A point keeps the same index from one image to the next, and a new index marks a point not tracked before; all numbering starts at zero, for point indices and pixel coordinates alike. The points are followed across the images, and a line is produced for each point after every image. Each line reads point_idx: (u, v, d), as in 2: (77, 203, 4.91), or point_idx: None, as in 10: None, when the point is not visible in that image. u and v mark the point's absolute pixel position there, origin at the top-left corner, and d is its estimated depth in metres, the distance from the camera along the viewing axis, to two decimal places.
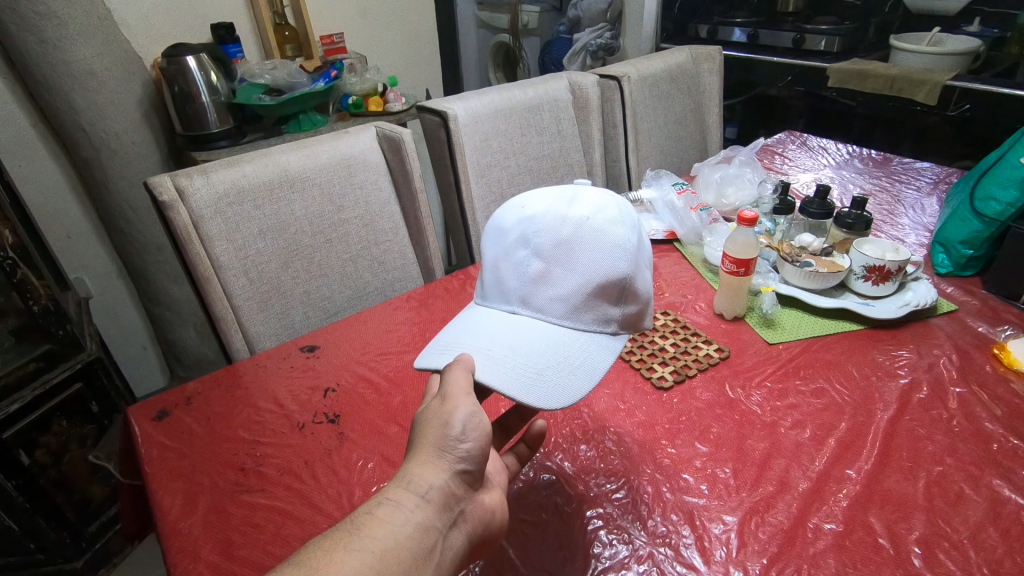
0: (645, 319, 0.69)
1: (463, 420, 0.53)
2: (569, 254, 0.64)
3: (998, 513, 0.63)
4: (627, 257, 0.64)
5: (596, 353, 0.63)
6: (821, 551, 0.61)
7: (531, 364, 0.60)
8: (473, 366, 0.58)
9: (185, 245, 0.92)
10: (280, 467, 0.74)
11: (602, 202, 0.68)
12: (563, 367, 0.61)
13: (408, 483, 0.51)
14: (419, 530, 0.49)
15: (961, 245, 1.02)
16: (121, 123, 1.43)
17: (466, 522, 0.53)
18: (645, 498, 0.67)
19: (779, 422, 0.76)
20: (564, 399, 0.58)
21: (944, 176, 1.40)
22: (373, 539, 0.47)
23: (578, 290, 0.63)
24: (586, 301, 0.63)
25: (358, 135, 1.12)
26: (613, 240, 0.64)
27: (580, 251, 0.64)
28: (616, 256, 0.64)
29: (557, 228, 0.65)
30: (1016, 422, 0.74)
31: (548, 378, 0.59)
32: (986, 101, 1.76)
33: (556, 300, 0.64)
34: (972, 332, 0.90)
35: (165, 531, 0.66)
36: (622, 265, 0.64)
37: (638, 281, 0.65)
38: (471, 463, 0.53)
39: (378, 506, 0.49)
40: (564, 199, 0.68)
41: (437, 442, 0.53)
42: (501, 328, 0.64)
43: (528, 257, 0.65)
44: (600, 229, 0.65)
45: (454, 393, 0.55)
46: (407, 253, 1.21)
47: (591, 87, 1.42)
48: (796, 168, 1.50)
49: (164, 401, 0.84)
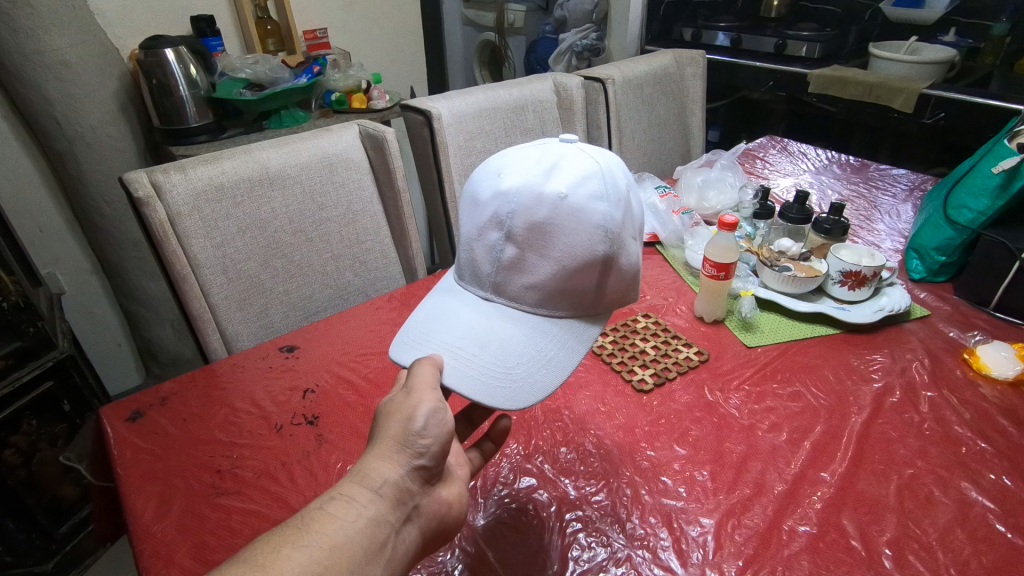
0: (632, 289, 0.67)
1: (424, 416, 0.54)
2: (545, 238, 0.61)
3: (965, 514, 0.65)
4: (608, 238, 0.61)
5: (568, 342, 0.63)
6: (795, 553, 0.62)
7: (498, 363, 0.60)
8: (440, 363, 0.59)
9: (161, 243, 0.91)
10: (257, 469, 0.73)
11: (586, 172, 0.62)
12: (532, 362, 0.61)
13: (364, 478, 0.53)
14: (371, 525, 0.50)
15: (935, 252, 1.04)
16: (96, 115, 1.40)
17: (421, 517, 0.55)
18: (624, 501, 0.68)
19: (756, 425, 0.77)
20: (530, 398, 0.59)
21: (919, 182, 1.43)
22: (323, 535, 0.48)
23: (552, 278, 0.61)
24: (561, 288, 0.62)
25: (341, 133, 1.11)
26: (593, 220, 0.61)
27: (555, 235, 0.61)
28: (595, 239, 0.61)
29: (532, 207, 0.61)
30: (984, 426, 0.76)
31: (515, 375, 0.60)
32: (960, 109, 1.81)
33: (530, 289, 0.62)
34: (943, 337, 0.92)
35: (137, 535, 0.65)
36: (601, 249, 0.61)
37: (620, 259, 0.62)
38: (430, 460, 0.55)
39: (331, 501, 0.51)
40: (543, 170, 0.63)
41: (397, 437, 0.54)
42: (473, 320, 0.63)
43: (502, 241, 0.62)
44: (580, 208, 0.61)
45: (419, 387, 0.56)
46: (389, 253, 1.20)
47: (576, 89, 1.42)
48: (777, 172, 1.52)
49: (138, 401, 0.82)
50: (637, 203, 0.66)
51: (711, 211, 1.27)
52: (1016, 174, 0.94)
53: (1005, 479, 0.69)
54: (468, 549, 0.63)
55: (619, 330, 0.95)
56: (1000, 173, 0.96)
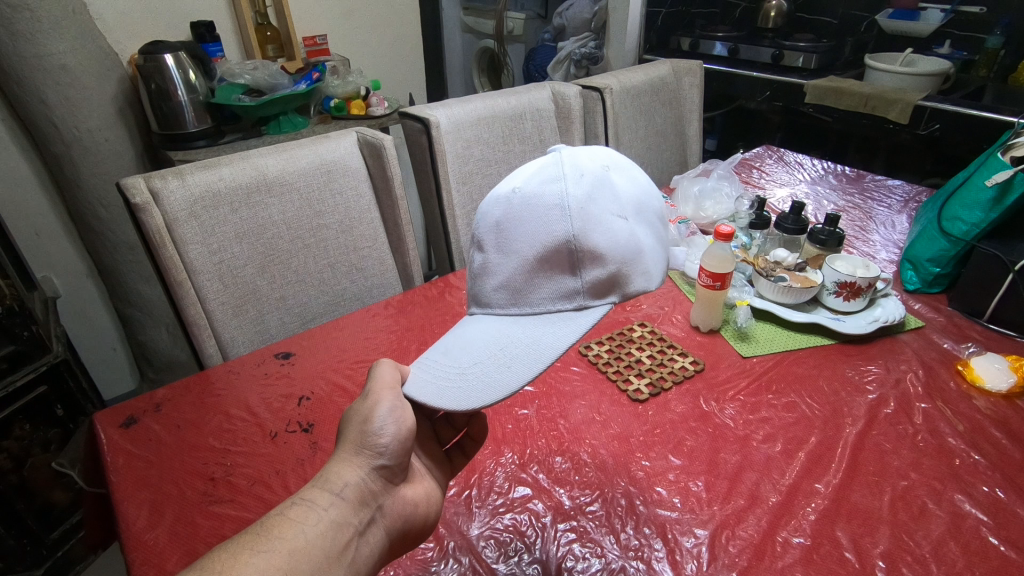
0: (625, 275, 0.61)
1: (383, 415, 0.57)
2: (505, 233, 0.61)
3: (958, 527, 0.65)
4: (566, 216, 0.59)
5: (542, 339, 0.58)
6: (789, 565, 0.62)
7: (457, 364, 0.57)
8: (397, 366, 0.62)
9: (157, 248, 0.90)
10: (251, 477, 0.72)
11: (540, 166, 0.64)
12: (492, 361, 0.56)
13: (326, 482, 0.55)
14: (333, 527, 0.52)
15: (929, 264, 1.05)
16: (94, 119, 1.40)
17: (386, 518, 0.57)
18: (618, 511, 0.67)
19: (751, 436, 0.77)
20: (483, 398, 0.54)
21: (914, 193, 1.44)
22: (284, 539, 0.50)
23: (517, 271, 0.60)
24: (531, 280, 0.60)
25: (340, 141, 1.11)
26: (546, 204, 0.60)
27: (513, 229, 0.60)
28: (552, 221, 0.59)
29: (490, 211, 0.62)
30: (978, 438, 0.76)
31: (473, 375, 0.56)
32: (955, 121, 1.82)
33: (500, 289, 0.61)
34: (937, 349, 0.92)
35: (129, 543, 0.64)
36: (558, 229, 0.59)
37: (587, 238, 0.59)
38: (389, 458, 0.58)
39: (292, 506, 0.53)
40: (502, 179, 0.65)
41: (357, 439, 0.57)
42: (446, 336, 0.63)
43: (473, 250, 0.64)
44: (531, 197, 0.61)
45: (378, 389, 0.59)
46: (386, 260, 1.20)
47: (574, 98, 1.43)
48: (773, 182, 1.53)
49: (132, 407, 0.82)
50: (609, 180, 0.64)
51: (708, 221, 1.27)
52: (1009, 186, 0.95)
53: (998, 492, 0.69)
54: (462, 560, 0.63)
55: (615, 339, 0.95)
56: (993, 186, 0.97)
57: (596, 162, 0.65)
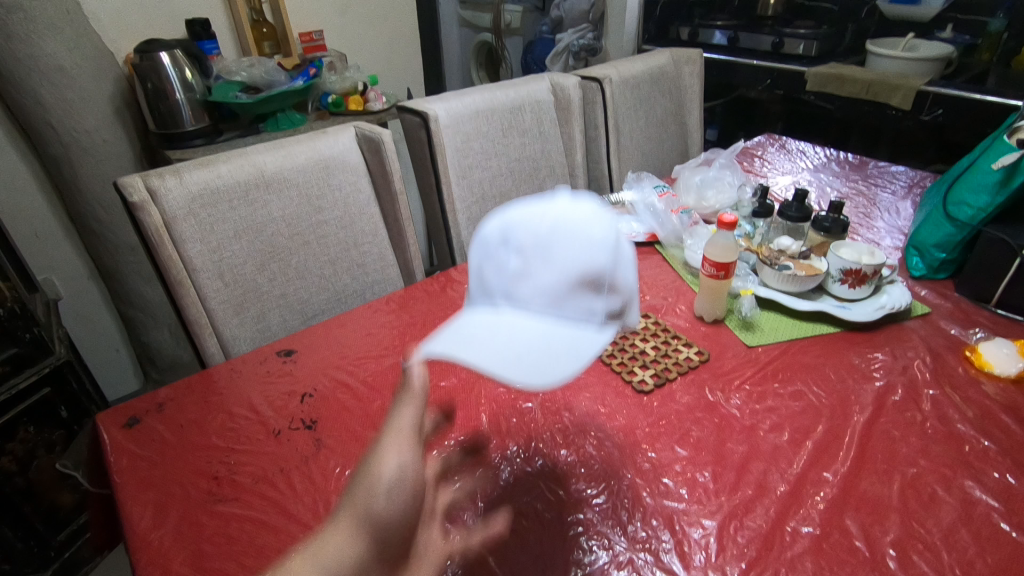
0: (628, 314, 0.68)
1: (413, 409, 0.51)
2: (549, 250, 0.63)
3: (969, 514, 0.64)
4: (607, 247, 0.65)
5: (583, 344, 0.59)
6: (798, 555, 0.61)
7: (508, 347, 0.57)
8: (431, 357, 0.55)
9: (156, 247, 0.90)
10: (255, 475, 0.72)
11: (577, 203, 0.68)
12: (548, 353, 0.57)
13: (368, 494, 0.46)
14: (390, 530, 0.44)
15: (935, 249, 1.04)
16: (91, 120, 1.39)
17: None
18: (625, 503, 0.67)
19: (757, 425, 0.77)
20: (552, 373, 0.54)
21: (918, 179, 1.43)
22: None
23: (559, 283, 0.62)
24: (569, 296, 0.62)
25: (337, 135, 1.11)
26: (592, 236, 0.65)
27: (559, 249, 0.63)
28: (597, 251, 0.64)
29: (534, 224, 0.65)
30: (987, 424, 0.76)
31: (529, 354, 0.56)
32: (957, 105, 1.81)
33: (538, 296, 0.62)
34: (944, 335, 0.92)
35: (134, 544, 0.64)
36: (601, 257, 0.63)
37: (617, 278, 0.65)
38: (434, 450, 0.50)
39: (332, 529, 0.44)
40: (540, 204, 0.67)
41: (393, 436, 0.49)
42: (478, 325, 0.61)
43: (513, 255, 0.63)
44: (578, 223, 0.65)
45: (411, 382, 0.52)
46: (387, 256, 1.20)
47: (573, 88, 1.41)
48: (775, 171, 1.52)
49: (134, 408, 0.81)
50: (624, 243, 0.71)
51: (710, 211, 1.26)
52: (1015, 170, 0.94)
53: (1008, 478, 0.68)
54: (469, 554, 0.62)
55: (619, 330, 0.94)
56: (1000, 169, 0.95)
57: (614, 216, 0.71)
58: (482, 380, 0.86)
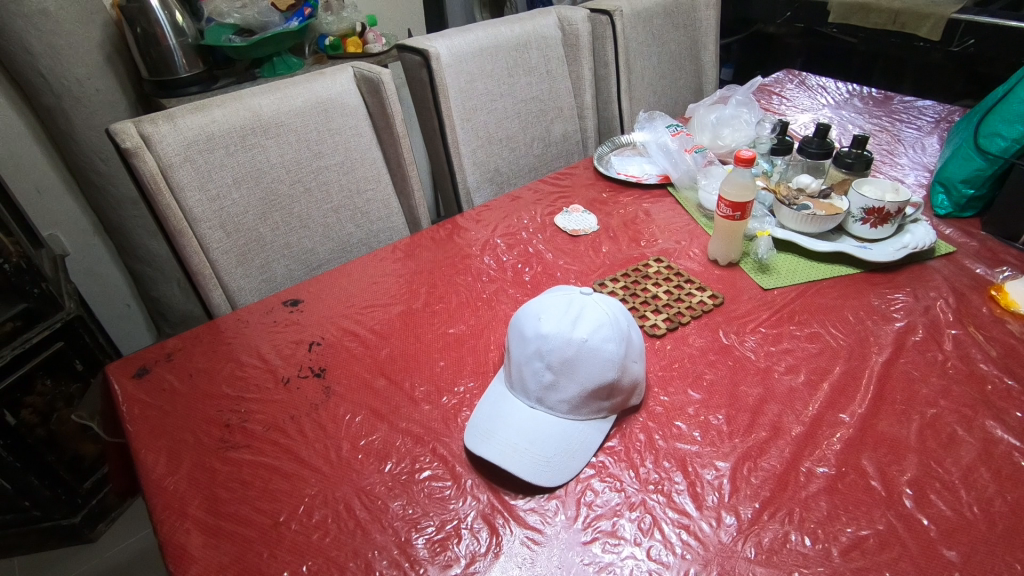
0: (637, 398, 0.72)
1: None
2: (582, 296, 0.71)
3: (990, 453, 0.63)
4: (623, 338, 0.67)
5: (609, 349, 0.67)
6: (813, 494, 0.60)
7: (524, 436, 0.64)
8: None
9: (154, 196, 0.88)
10: (266, 422, 0.72)
11: (599, 303, 0.70)
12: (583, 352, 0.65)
13: None
14: None
15: (962, 185, 0.99)
16: (82, 67, 1.34)
17: None
18: (637, 446, 0.66)
19: (773, 367, 0.75)
20: (561, 477, 0.62)
21: (946, 113, 1.35)
22: None
23: (589, 301, 0.70)
24: (597, 307, 0.69)
25: (335, 77, 1.06)
26: (619, 314, 0.71)
27: (592, 299, 0.71)
28: (622, 316, 0.71)
29: (569, 303, 0.70)
30: (1011, 363, 0.73)
31: (544, 453, 0.63)
32: (991, 34, 1.69)
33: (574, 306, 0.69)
34: (969, 274, 0.88)
35: (150, 489, 0.65)
36: (626, 317, 0.70)
37: (638, 338, 0.71)
38: None
39: None
40: (564, 302, 0.70)
41: None
42: (524, 325, 0.69)
43: (535, 363, 0.66)
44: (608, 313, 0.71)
45: None
46: (391, 203, 1.17)
47: (581, 23, 1.34)
48: (794, 108, 1.45)
49: (144, 358, 0.81)
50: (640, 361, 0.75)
51: (726, 149, 1.22)
52: None
53: None
54: (481, 497, 0.62)
55: (630, 275, 0.92)
56: None
57: (632, 318, 0.74)
58: (491, 327, 0.85)
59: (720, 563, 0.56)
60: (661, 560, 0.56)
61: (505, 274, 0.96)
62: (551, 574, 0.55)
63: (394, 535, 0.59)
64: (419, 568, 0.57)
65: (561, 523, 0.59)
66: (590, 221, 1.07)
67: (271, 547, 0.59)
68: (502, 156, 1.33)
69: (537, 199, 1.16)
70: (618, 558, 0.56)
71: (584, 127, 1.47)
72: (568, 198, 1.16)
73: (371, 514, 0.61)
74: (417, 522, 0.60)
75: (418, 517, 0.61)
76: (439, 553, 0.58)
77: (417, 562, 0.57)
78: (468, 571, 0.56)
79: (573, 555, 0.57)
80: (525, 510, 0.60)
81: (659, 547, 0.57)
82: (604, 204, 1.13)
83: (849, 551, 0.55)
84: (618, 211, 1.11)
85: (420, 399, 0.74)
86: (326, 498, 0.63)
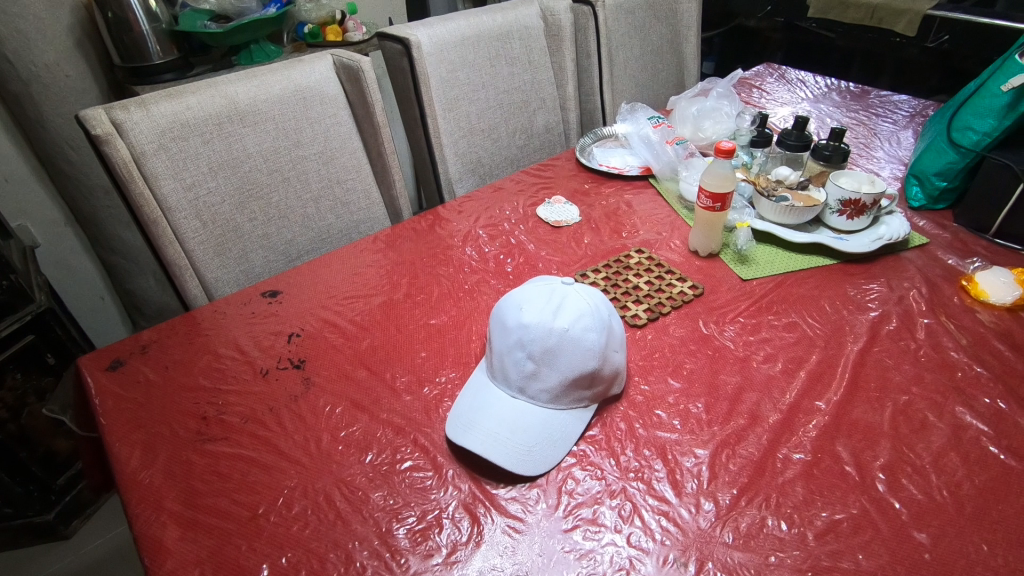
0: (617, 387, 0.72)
1: None
2: (563, 287, 0.71)
3: (959, 438, 0.65)
4: (604, 328, 0.68)
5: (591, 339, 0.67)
6: (790, 480, 0.61)
7: (505, 426, 0.64)
8: None
9: (126, 184, 0.86)
10: (244, 414, 0.71)
11: (581, 293, 0.70)
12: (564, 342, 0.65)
13: None
14: None
15: (936, 177, 1.01)
16: (51, 53, 1.30)
17: None
18: (618, 434, 0.67)
19: (751, 356, 0.76)
20: (543, 466, 0.63)
21: (921, 108, 1.38)
22: None
23: (570, 292, 0.70)
24: (578, 298, 0.69)
25: (314, 64, 1.04)
26: (600, 304, 0.71)
27: (573, 290, 0.70)
28: (603, 306, 0.71)
29: (551, 294, 0.70)
30: (980, 351, 0.75)
31: (525, 442, 0.63)
32: (965, 30, 1.73)
33: (555, 297, 0.69)
34: (941, 265, 0.90)
35: (124, 483, 0.64)
36: (607, 307, 0.71)
37: (619, 328, 0.71)
38: None
39: None
40: (546, 292, 0.70)
41: None
42: (506, 317, 0.69)
43: (517, 353, 0.66)
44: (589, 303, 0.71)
45: None
46: (372, 193, 1.16)
47: (564, 13, 1.34)
48: (774, 101, 1.47)
49: (118, 350, 0.80)
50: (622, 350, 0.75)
51: (707, 142, 1.23)
52: None
53: (999, 402, 0.68)
54: (462, 487, 0.62)
55: (612, 266, 0.92)
56: (1009, 92, 0.91)
57: (614, 308, 0.74)
58: (473, 317, 0.85)
59: (698, 548, 0.56)
60: (641, 546, 0.57)
61: (487, 265, 0.95)
62: (532, 562, 0.56)
63: (375, 525, 0.59)
64: (400, 558, 0.56)
65: (542, 511, 0.60)
66: (572, 212, 1.07)
67: (250, 540, 0.58)
68: (484, 147, 1.32)
69: (519, 190, 1.15)
70: (598, 545, 0.57)
71: (567, 119, 1.47)
72: (550, 189, 1.16)
73: (352, 505, 0.61)
74: (398, 512, 0.60)
75: (400, 508, 0.60)
76: (420, 543, 0.57)
77: (398, 552, 0.57)
78: (449, 561, 0.56)
79: (554, 543, 0.57)
80: (506, 499, 0.61)
81: (639, 533, 0.58)
82: (586, 195, 1.13)
83: (824, 535, 0.56)
84: (600, 202, 1.11)
85: (401, 390, 0.73)
86: (306, 489, 0.62)
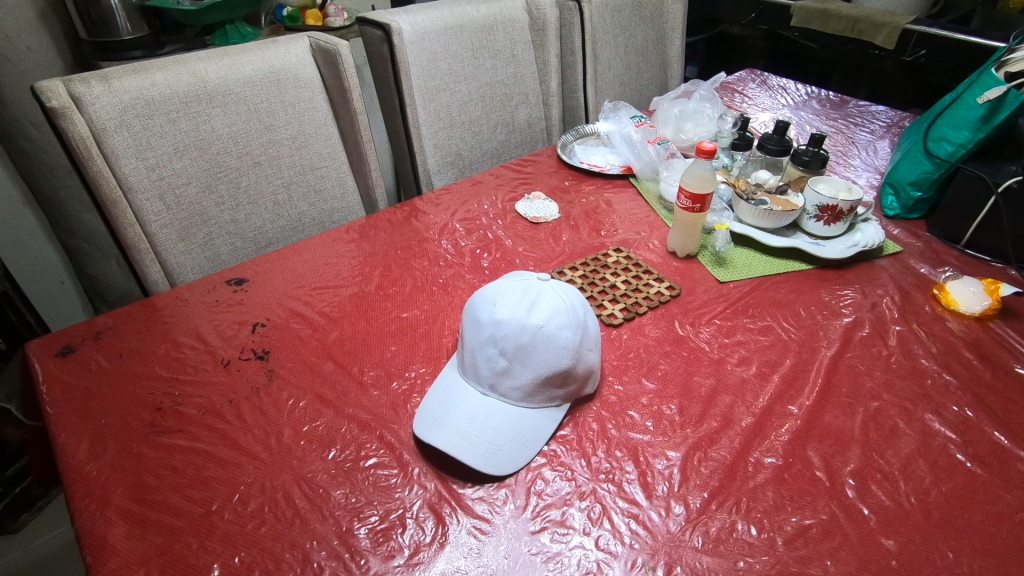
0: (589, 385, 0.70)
1: None
2: (535, 288, 0.68)
3: (928, 445, 0.65)
4: (578, 325, 0.66)
5: (566, 341, 0.65)
6: (761, 484, 0.61)
7: (474, 424, 0.62)
8: None
9: (84, 162, 0.81)
10: (202, 407, 0.67)
11: (556, 289, 0.69)
12: (538, 342, 0.63)
13: None
14: None
15: (911, 187, 1.02)
16: (12, 23, 1.23)
17: None
18: (590, 435, 0.65)
19: (725, 359, 0.76)
20: (509, 466, 0.61)
21: (897, 119, 1.39)
22: None
23: (543, 295, 0.67)
24: (551, 302, 0.66)
25: (289, 46, 1.01)
26: (575, 305, 0.68)
27: (546, 292, 0.67)
28: (578, 308, 0.68)
29: (523, 295, 0.67)
30: (950, 360, 0.76)
31: (494, 442, 0.61)
32: (940, 47, 1.75)
33: (529, 299, 0.66)
34: (914, 273, 0.91)
35: (69, 475, 0.60)
36: (581, 310, 0.68)
37: (592, 326, 0.69)
38: None
39: None
40: (521, 287, 0.68)
41: None
42: (477, 318, 0.67)
43: (488, 349, 0.64)
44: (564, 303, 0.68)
45: None
46: (347, 182, 1.13)
47: (550, 8, 1.31)
48: (755, 107, 1.47)
49: (70, 336, 0.75)
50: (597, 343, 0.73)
51: (688, 143, 1.23)
52: (1000, 104, 0.90)
53: (967, 411, 0.69)
54: (428, 486, 0.60)
55: (589, 264, 0.91)
56: (984, 104, 0.91)
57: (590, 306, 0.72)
58: (447, 312, 0.83)
59: (667, 552, 0.55)
60: (609, 550, 0.55)
61: (463, 260, 0.93)
62: (497, 565, 0.54)
63: (335, 525, 0.57)
64: (360, 559, 0.54)
65: (510, 513, 0.58)
66: (551, 209, 1.06)
67: (201, 538, 0.55)
68: (465, 140, 1.30)
69: (498, 184, 1.14)
70: (566, 548, 0.55)
71: (549, 115, 1.45)
72: (531, 184, 1.14)
73: (311, 503, 0.58)
74: (360, 511, 0.58)
75: (362, 507, 0.58)
76: (382, 544, 0.55)
77: (358, 553, 0.54)
78: (411, 563, 0.54)
79: (521, 544, 0.56)
80: (473, 499, 0.59)
81: (608, 536, 0.56)
82: (566, 192, 1.12)
83: (792, 541, 0.56)
84: (580, 199, 1.10)
85: (368, 384, 0.71)
86: (263, 486, 0.60)
